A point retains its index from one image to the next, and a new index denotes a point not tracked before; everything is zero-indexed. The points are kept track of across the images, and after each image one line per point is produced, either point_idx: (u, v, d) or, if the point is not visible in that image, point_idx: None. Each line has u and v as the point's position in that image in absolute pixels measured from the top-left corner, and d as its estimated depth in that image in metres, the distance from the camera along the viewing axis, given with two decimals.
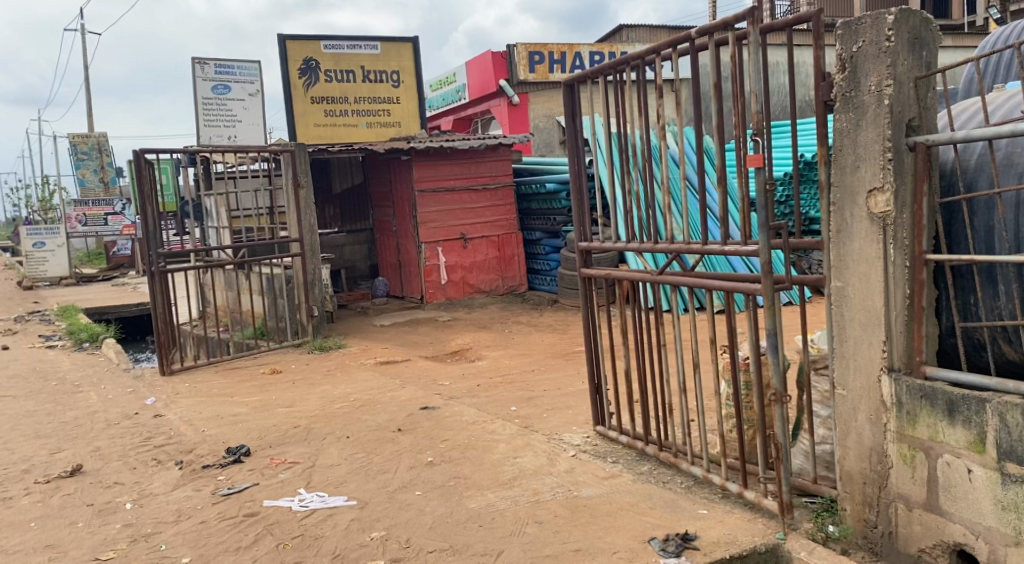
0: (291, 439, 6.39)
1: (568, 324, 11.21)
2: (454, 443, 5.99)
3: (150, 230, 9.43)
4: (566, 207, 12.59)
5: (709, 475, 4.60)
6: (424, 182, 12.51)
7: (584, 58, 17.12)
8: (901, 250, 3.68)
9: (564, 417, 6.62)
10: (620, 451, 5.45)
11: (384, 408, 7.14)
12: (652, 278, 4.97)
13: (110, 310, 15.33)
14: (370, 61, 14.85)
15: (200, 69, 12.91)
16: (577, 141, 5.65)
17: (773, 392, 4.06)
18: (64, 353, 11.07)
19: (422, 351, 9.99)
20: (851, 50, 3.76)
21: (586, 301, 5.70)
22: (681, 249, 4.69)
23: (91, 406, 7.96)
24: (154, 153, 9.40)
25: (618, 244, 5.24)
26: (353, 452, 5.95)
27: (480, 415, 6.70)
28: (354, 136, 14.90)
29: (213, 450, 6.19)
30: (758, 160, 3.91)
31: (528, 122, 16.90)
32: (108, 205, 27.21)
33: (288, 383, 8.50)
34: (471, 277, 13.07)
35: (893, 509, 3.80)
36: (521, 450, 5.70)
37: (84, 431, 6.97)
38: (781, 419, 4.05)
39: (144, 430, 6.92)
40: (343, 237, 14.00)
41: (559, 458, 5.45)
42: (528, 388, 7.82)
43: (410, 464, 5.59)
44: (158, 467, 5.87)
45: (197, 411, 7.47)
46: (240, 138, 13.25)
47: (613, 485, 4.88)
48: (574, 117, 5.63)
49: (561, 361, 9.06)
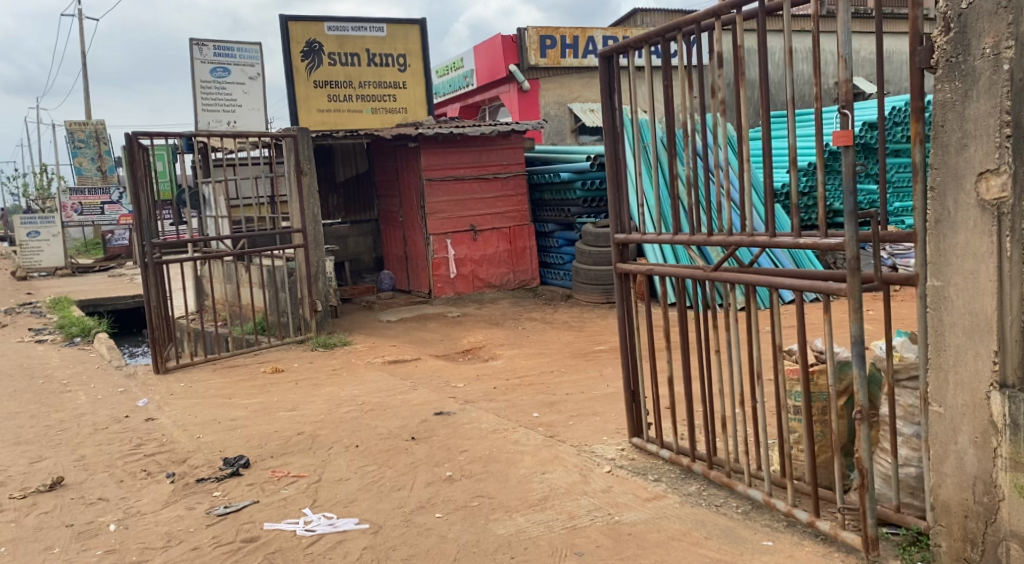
0: (294, 448, 5.83)
1: (584, 321, 10.65)
2: (474, 455, 5.44)
3: (144, 220, 8.84)
4: (581, 197, 12.04)
5: (772, 500, 4.05)
6: (432, 170, 11.93)
7: (597, 42, 16.46)
8: (1019, 244, 3.11)
9: (592, 425, 6.08)
10: (662, 467, 4.88)
11: (395, 414, 6.57)
12: (705, 276, 4.41)
13: (104, 302, 14.73)
14: (375, 45, 14.25)
15: (198, 51, 12.35)
16: (614, 123, 5.07)
17: (859, 408, 3.49)
18: (54, 348, 10.51)
19: (433, 350, 9.41)
20: (960, 8, 3.19)
21: (622, 297, 5.15)
22: (742, 242, 4.10)
23: (79, 407, 7.39)
24: (148, 137, 8.83)
25: (662, 237, 4.65)
26: (364, 464, 5.39)
27: (500, 423, 6.15)
28: (358, 122, 14.32)
29: (208, 461, 5.63)
30: (847, 137, 3.31)
31: (538, 109, 16.33)
32: (105, 194, 26.83)
33: (291, 383, 7.94)
34: (481, 270, 12.49)
35: (1004, 549, 3.23)
36: (548, 464, 5.14)
37: (68, 437, 6.40)
38: (867, 440, 3.48)
39: (134, 436, 6.36)
40: (347, 229, 13.37)
41: (592, 474, 4.90)
42: (549, 391, 7.26)
43: (426, 479, 5.04)
44: (147, 480, 5.31)
45: (193, 415, 6.92)
46: (240, 123, 12.72)
47: (658, 509, 4.34)
48: (610, 96, 5.06)
49: (582, 361, 8.49)
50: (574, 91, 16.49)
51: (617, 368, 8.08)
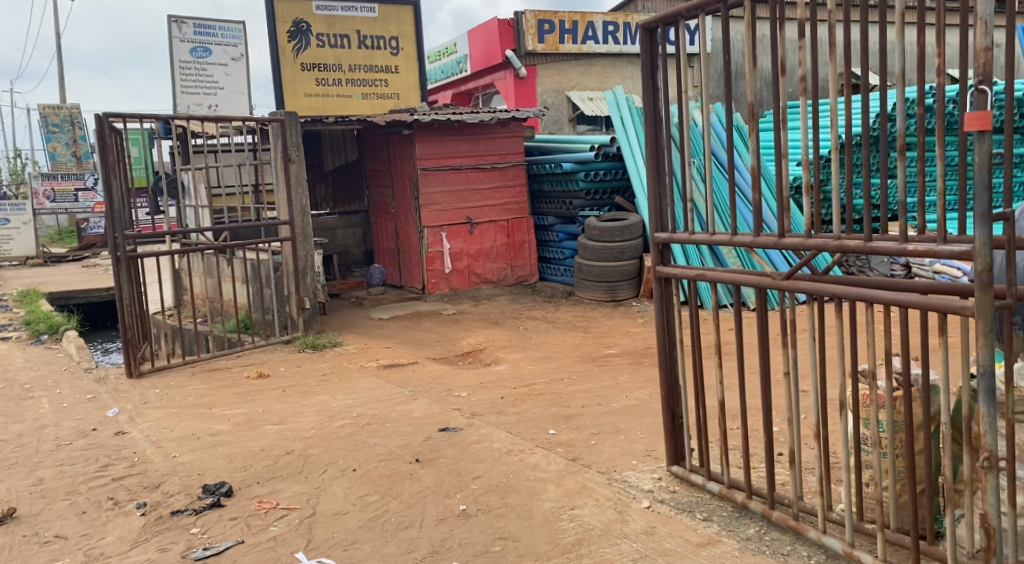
0: (282, 472, 5.15)
1: (589, 321, 10.00)
2: (488, 483, 4.79)
3: (116, 210, 8.05)
4: (584, 189, 11.38)
5: (855, 552, 3.41)
6: (428, 159, 11.24)
7: (597, 28, 15.76)
8: None
9: (617, 445, 5.43)
10: (711, 504, 4.23)
11: (395, 430, 5.89)
12: (775, 285, 3.74)
13: (76, 294, 14.00)
14: (366, 26, 13.51)
15: (176, 29, 11.53)
16: (656, 104, 4.39)
17: (985, 454, 2.86)
18: (18, 347, 9.70)
19: (430, 352, 8.71)
20: None
21: (660, 303, 4.51)
22: (825, 246, 3.40)
23: (41, 418, 6.66)
24: (121, 119, 8.06)
25: (716, 237, 3.99)
26: (364, 494, 4.72)
27: (515, 443, 5.49)
28: (347, 108, 13.56)
29: (185, 487, 4.94)
30: (985, 121, 2.66)
31: (535, 96, 15.59)
32: (79, 180, 25.74)
33: (278, 391, 7.22)
34: (478, 266, 11.81)
35: None
36: (576, 497, 4.50)
37: (26, 456, 5.68)
38: (996, 491, 2.85)
39: (101, 454, 5.65)
40: (335, 220, 12.62)
41: (629, 511, 4.26)
42: (564, 402, 6.60)
43: (437, 514, 4.39)
44: (113, 512, 4.62)
45: (168, 428, 6.20)
46: (222, 107, 11.92)
47: (715, 559, 3.70)
48: (653, 72, 4.39)
49: (593, 367, 7.84)
50: (572, 78, 15.85)
51: (632, 376, 7.43)
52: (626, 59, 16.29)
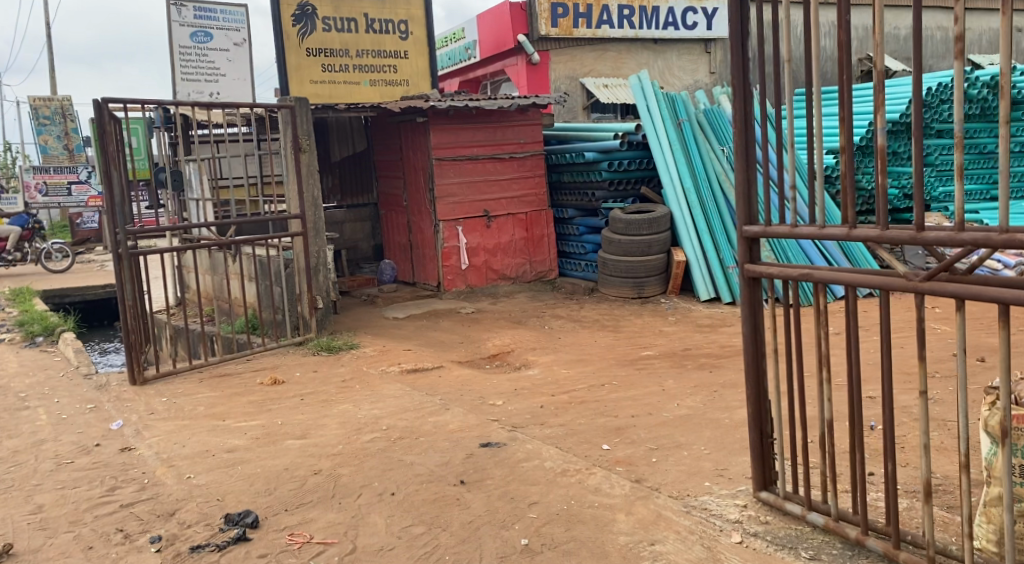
0: (313, 496, 4.59)
1: (618, 319, 9.45)
2: (548, 510, 4.24)
3: (117, 204, 7.40)
4: (607, 179, 10.88)
5: None
6: (442, 149, 10.66)
7: (612, 13, 15.21)
8: None
9: (682, 463, 4.88)
10: (815, 541, 3.68)
11: (432, 445, 5.33)
12: (910, 288, 3.15)
13: (72, 293, 13.40)
14: (374, 9, 12.91)
15: (176, 12, 10.89)
16: (745, 81, 3.81)
17: None
18: (12, 350, 9.09)
19: (454, 355, 8.13)
20: None
21: (748, 306, 3.93)
22: (990, 241, 2.83)
23: (38, 432, 6.08)
24: (120, 106, 7.38)
25: (827, 230, 3.41)
26: (408, 525, 4.16)
27: (568, 461, 4.93)
28: (355, 95, 12.98)
29: (204, 516, 4.37)
30: None
31: (549, 83, 15.04)
32: (73, 173, 24.85)
33: (295, 400, 6.65)
34: (495, 261, 11.25)
35: None
36: (653, 530, 3.95)
37: (23, 477, 5.11)
38: None
39: (107, 474, 5.08)
40: (343, 213, 11.96)
41: (720, 548, 3.71)
42: (610, 412, 6.03)
43: (497, 551, 3.85)
44: (124, 548, 4.06)
45: (180, 444, 5.62)
46: (223, 95, 11.30)
47: None
48: (743, 43, 3.78)
49: (633, 371, 7.28)
50: (586, 64, 15.34)
51: (679, 381, 6.87)
52: (642, 43, 15.70)
